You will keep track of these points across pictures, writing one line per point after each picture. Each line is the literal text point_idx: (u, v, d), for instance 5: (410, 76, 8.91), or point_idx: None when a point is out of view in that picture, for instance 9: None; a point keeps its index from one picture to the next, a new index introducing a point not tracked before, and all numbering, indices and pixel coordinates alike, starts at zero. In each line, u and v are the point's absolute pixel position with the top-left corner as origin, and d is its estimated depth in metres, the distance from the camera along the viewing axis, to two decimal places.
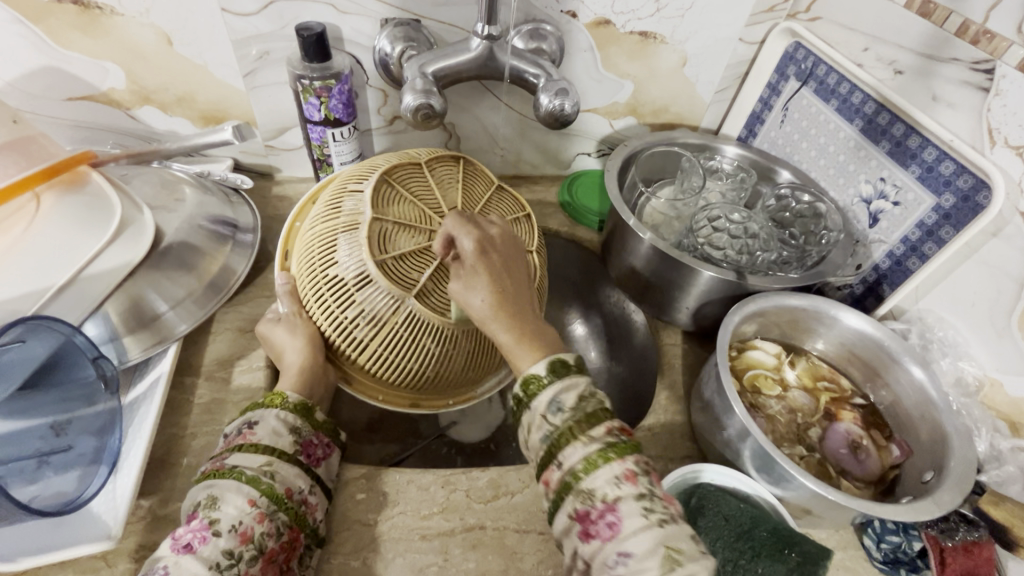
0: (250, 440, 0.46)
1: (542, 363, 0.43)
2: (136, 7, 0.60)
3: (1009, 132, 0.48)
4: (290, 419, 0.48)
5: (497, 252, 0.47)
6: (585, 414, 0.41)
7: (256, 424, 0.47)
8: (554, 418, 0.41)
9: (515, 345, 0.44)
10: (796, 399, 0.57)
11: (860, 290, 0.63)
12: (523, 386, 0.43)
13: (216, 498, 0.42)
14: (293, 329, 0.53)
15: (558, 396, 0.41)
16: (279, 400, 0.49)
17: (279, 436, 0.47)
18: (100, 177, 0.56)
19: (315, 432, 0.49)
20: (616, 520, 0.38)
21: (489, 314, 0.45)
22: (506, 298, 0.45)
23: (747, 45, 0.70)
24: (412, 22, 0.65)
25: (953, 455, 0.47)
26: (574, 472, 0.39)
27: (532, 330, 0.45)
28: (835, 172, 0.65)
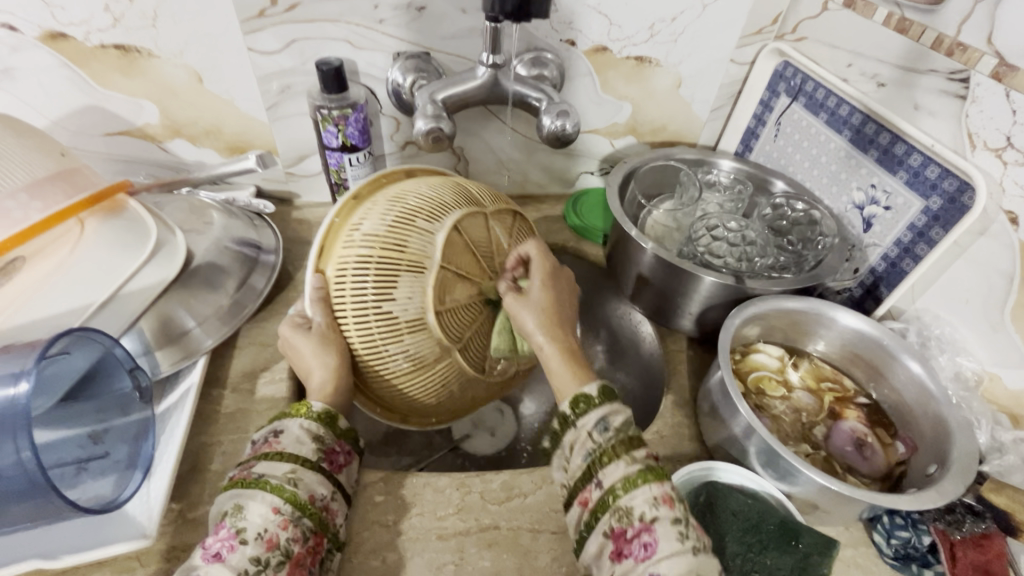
0: (275, 449, 0.48)
1: (592, 386, 0.49)
2: (171, 50, 0.66)
3: (987, 135, 0.51)
4: (313, 428, 0.50)
5: (550, 282, 0.57)
6: (627, 438, 0.46)
7: (280, 434, 0.49)
8: (598, 438, 0.46)
9: (565, 371, 0.52)
10: (801, 399, 0.59)
11: (859, 293, 0.65)
12: (572, 405, 0.49)
13: (242, 506, 0.44)
14: (320, 348, 0.53)
15: (607, 417, 0.47)
16: (304, 410, 0.51)
17: (302, 443, 0.49)
18: (137, 204, 0.60)
19: (337, 440, 0.51)
20: (650, 541, 0.41)
21: (541, 337, 0.53)
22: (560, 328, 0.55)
23: (739, 66, 0.75)
24: (422, 54, 0.70)
25: (955, 446, 0.48)
26: (613, 490, 0.44)
27: (575, 355, 0.53)
28: (827, 181, 0.68)
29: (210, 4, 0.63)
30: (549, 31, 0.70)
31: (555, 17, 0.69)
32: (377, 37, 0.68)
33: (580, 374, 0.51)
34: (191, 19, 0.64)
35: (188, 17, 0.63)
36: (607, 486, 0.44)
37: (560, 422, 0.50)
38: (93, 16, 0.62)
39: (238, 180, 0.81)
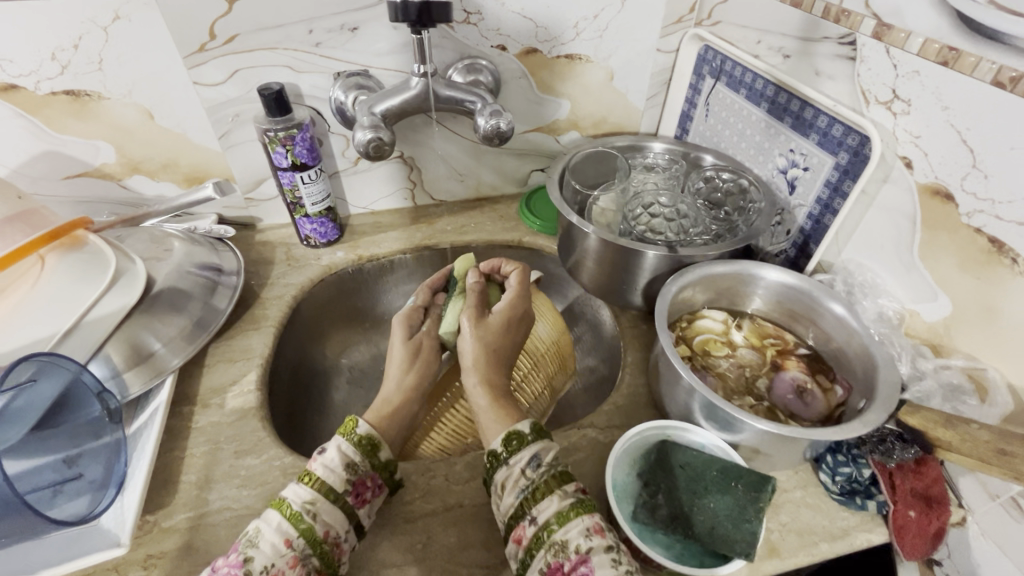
0: (312, 469, 0.48)
1: (526, 423, 0.50)
2: (120, 91, 0.69)
3: (877, 91, 0.54)
4: (351, 453, 0.49)
5: (512, 323, 0.61)
6: (559, 472, 0.47)
7: (323, 450, 0.50)
8: (531, 473, 0.47)
9: (491, 413, 0.53)
10: (744, 356, 0.62)
11: (794, 253, 0.69)
12: (506, 441, 0.49)
13: (258, 532, 0.45)
14: (406, 359, 0.59)
15: (538, 452, 0.48)
16: (349, 429, 0.51)
17: (334, 469, 0.48)
18: (97, 238, 0.63)
19: (370, 473, 0.50)
20: (587, 571, 0.41)
21: (473, 367, 0.56)
22: (497, 365, 0.57)
23: (665, 54, 0.81)
24: (361, 72, 0.74)
25: (880, 380, 0.51)
26: (547, 525, 0.44)
27: (501, 399, 0.54)
28: (754, 151, 0.72)
29: (153, 43, 0.66)
30: (479, 39, 0.74)
31: (482, 24, 0.73)
32: (315, 59, 0.72)
33: (505, 418, 0.52)
34: (137, 60, 0.67)
35: (133, 58, 0.67)
36: (542, 523, 0.44)
37: (492, 458, 0.49)
38: (41, 65, 0.65)
39: (200, 211, 0.84)
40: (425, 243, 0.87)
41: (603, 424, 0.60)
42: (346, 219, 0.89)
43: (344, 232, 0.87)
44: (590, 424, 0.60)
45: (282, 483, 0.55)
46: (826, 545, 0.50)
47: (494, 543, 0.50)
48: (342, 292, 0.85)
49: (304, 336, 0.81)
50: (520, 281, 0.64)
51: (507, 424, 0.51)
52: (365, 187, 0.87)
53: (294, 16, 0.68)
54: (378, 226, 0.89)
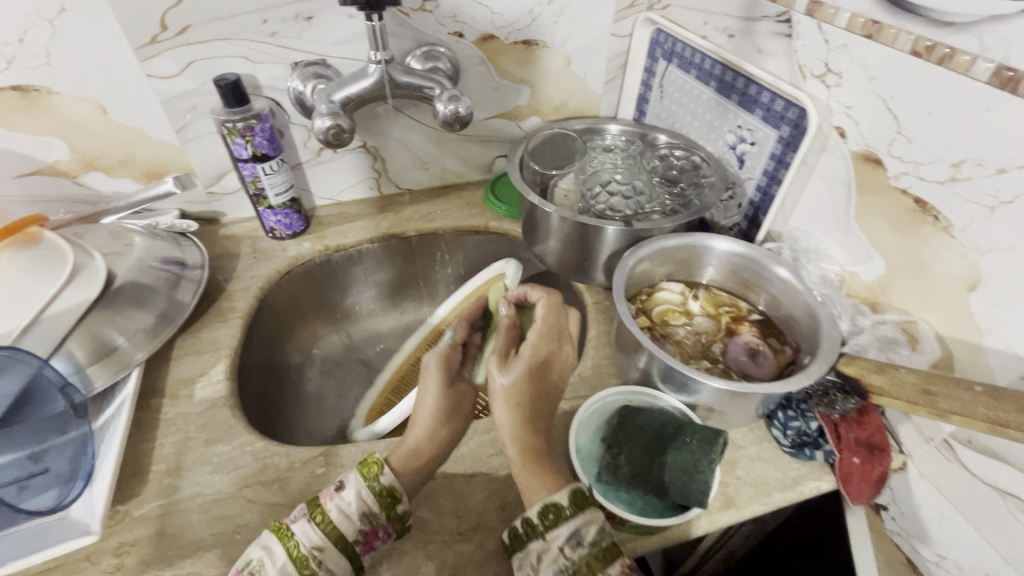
0: (325, 507, 0.46)
1: (565, 492, 0.45)
2: (70, 85, 0.68)
3: (812, 65, 0.57)
4: (368, 502, 0.47)
5: (548, 369, 0.54)
6: (602, 550, 0.43)
7: (341, 489, 0.48)
8: (571, 552, 0.43)
9: (528, 479, 0.48)
10: (701, 324, 0.65)
11: (746, 225, 0.72)
12: (543, 513, 0.45)
13: (262, 564, 0.44)
14: (441, 408, 0.54)
15: (580, 531, 0.44)
16: (371, 474, 0.48)
17: (348, 515, 0.46)
18: (53, 235, 0.63)
19: (383, 522, 0.47)
20: None
21: (508, 424, 0.51)
22: (532, 422, 0.51)
23: (620, 38, 0.83)
24: (319, 62, 0.74)
25: (823, 337, 0.54)
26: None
27: (538, 462, 0.49)
28: (705, 129, 0.75)
29: (101, 36, 0.66)
30: (436, 26, 0.75)
31: (438, 11, 0.74)
32: (271, 49, 0.72)
33: (544, 485, 0.47)
34: (86, 53, 0.66)
35: (82, 51, 0.66)
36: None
37: (526, 525, 0.46)
38: None
39: (161, 206, 0.83)
40: (393, 231, 0.87)
41: (570, 395, 0.62)
42: (311, 211, 0.89)
43: (310, 224, 0.87)
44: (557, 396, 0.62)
45: (254, 467, 0.56)
46: (778, 494, 0.53)
47: (466, 511, 0.52)
48: (311, 283, 0.86)
49: (274, 327, 0.82)
50: (547, 317, 0.55)
51: (546, 491, 0.47)
52: (329, 178, 0.87)
53: (247, 6, 0.68)
54: (344, 216, 0.89)
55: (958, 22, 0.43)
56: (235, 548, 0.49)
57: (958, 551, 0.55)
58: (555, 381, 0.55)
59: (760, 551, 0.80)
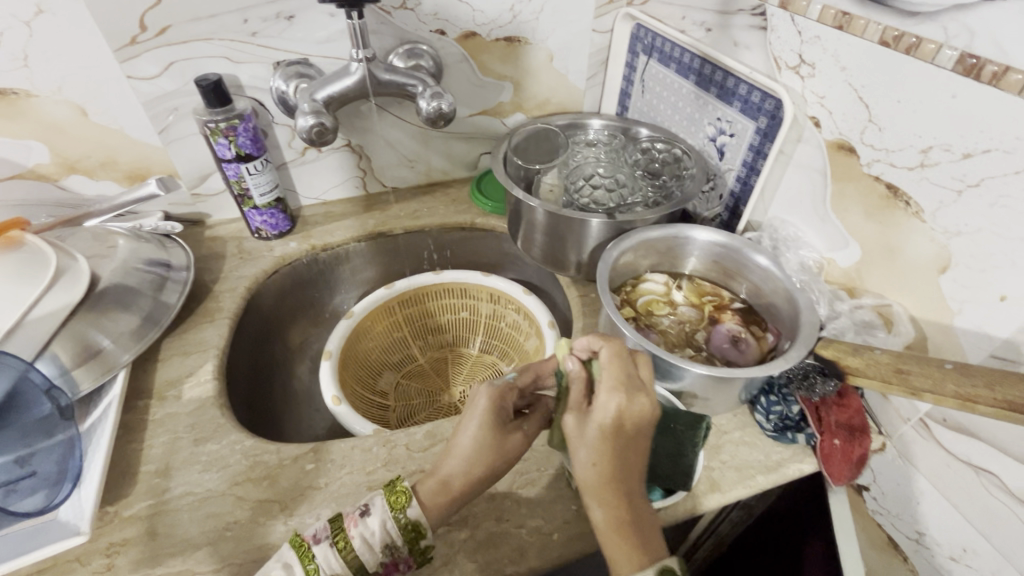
0: (349, 533, 0.46)
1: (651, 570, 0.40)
2: (49, 87, 0.68)
3: (787, 57, 0.59)
4: (392, 533, 0.46)
5: (628, 431, 0.44)
6: None
7: (366, 515, 0.46)
8: None
9: (614, 545, 0.43)
10: (684, 313, 0.66)
11: (727, 215, 0.73)
12: None
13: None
14: (485, 450, 0.48)
15: None
16: (400, 506, 0.47)
17: (370, 544, 0.45)
18: (36, 239, 0.63)
19: (405, 556, 0.47)
20: None
21: (591, 484, 0.44)
22: (616, 483, 0.44)
23: (601, 34, 0.84)
24: (301, 61, 0.75)
25: (802, 322, 0.55)
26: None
27: (626, 532, 0.43)
28: (686, 122, 0.76)
29: (79, 38, 0.65)
30: (417, 24, 0.76)
31: (419, 9, 0.74)
32: (253, 49, 0.72)
33: (628, 555, 0.42)
34: (65, 55, 0.66)
35: (60, 53, 0.65)
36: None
37: None
38: None
39: (145, 209, 0.82)
40: (379, 229, 0.88)
41: None
42: (297, 211, 0.89)
43: (297, 224, 0.87)
44: None
45: (244, 465, 0.56)
46: (762, 476, 0.54)
47: None
48: (299, 283, 0.86)
49: (262, 327, 0.82)
50: (614, 372, 0.46)
51: (629, 563, 0.41)
52: (315, 178, 0.87)
53: (227, 6, 0.68)
54: (330, 215, 0.89)
55: (922, 12, 0.44)
56: (225, 546, 0.50)
57: (937, 527, 0.56)
58: (639, 444, 0.45)
59: (752, 532, 0.81)
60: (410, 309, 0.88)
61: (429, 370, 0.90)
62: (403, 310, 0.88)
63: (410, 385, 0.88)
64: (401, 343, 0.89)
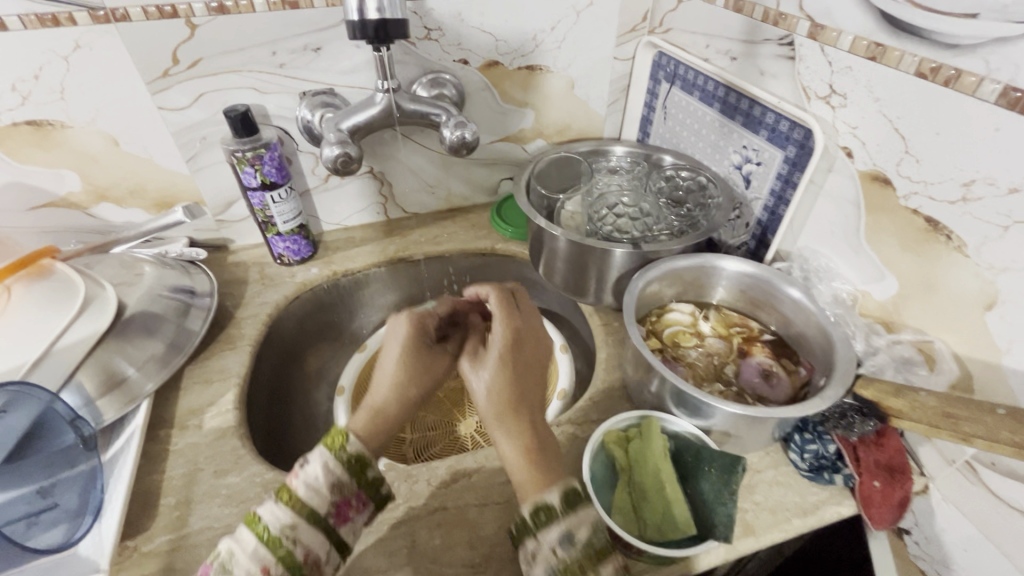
0: (291, 484, 0.46)
1: (556, 492, 0.43)
2: (83, 118, 0.69)
3: (816, 87, 0.58)
4: (336, 471, 0.47)
5: (519, 347, 0.53)
6: (593, 550, 0.41)
7: (306, 464, 0.46)
8: (563, 553, 0.41)
9: (521, 467, 0.46)
10: (712, 345, 0.64)
11: (754, 244, 0.72)
12: (533, 514, 0.42)
13: (232, 556, 0.43)
14: (406, 372, 0.55)
15: (569, 531, 0.41)
16: (337, 445, 0.48)
17: (317, 489, 0.46)
18: (65, 266, 0.63)
19: (354, 493, 0.47)
20: None
21: (490, 412, 0.49)
22: (518, 409, 0.49)
23: (622, 62, 0.85)
24: (326, 91, 0.76)
25: (838, 358, 0.53)
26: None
27: (533, 454, 0.46)
28: (710, 150, 0.75)
29: (113, 71, 0.67)
30: (441, 54, 0.76)
31: (443, 40, 0.75)
32: (279, 80, 0.73)
33: (539, 478, 0.44)
34: (98, 88, 0.67)
35: (95, 86, 0.67)
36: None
37: (520, 529, 0.43)
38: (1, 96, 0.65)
39: (170, 235, 0.84)
40: (400, 255, 0.88)
41: (581, 420, 0.61)
42: (319, 236, 0.90)
43: (318, 249, 0.88)
44: (568, 421, 0.61)
45: (262, 499, 0.55)
46: (798, 520, 0.52)
47: (479, 542, 0.51)
48: (320, 308, 0.86)
49: (283, 353, 0.82)
50: (502, 305, 0.55)
51: (540, 486, 0.44)
52: (336, 205, 0.88)
53: (256, 39, 0.69)
54: (351, 240, 0.90)
55: (963, 44, 0.43)
56: None
57: None
58: (528, 365, 0.52)
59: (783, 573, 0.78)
60: None
61: (445, 401, 0.89)
62: None
63: (427, 418, 0.87)
64: None
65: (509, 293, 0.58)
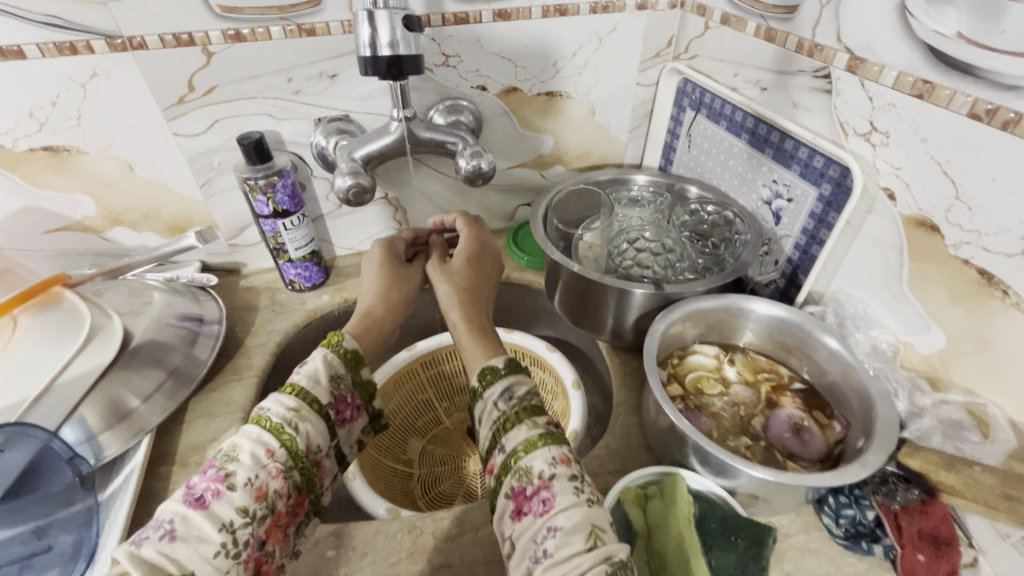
0: (293, 379, 0.51)
1: (500, 359, 0.52)
2: (99, 144, 0.69)
3: (855, 123, 0.54)
4: (335, 366, 0.53)
5: (476, 265, 0.65)
6: (528, 405, 0.48)
7: (305, 362, 0.52)
8: (503, 405, 0.48)
9: (472, 346, 0.55)
10: (738, 393, 0.60)
11: (784, 283, 0.68)
12: (481, 377, 0.51)
13: (237, 448, 0.45)
14: (388, 280, 0.63)
15: (511, 386, 0.49)
16: (334, 342, 0.55)
17: (317, 382, 0.51)
18: (73, 295, 0.63)
19: (349, 391, 0.54)
20: (549, 496, 0.41)
21: (451, 302, 0.61)
22: (473, 305, 0.61)
23: (645, 87, 0.82)
24: (342, 117, 0.74)
25: (878, 418, 0.49)
26: (514, 452, 0.45)
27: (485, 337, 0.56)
28: (737, 182, 0.72)
29: (130, 98, 0.66)
30: (459, 80, 0.74)
31: (461, 66, 0.73)
32: (295, 106, 0.72)
33: (487, 350, 0.54)
34: (115, 114, 0.67)
35: (111, 113, 0.67)
36: (509, 449, 0.45)
37: (472, 395, 0.52)
38: (18, 123, 0.65)
39: (183, 258, 0.83)
40: None
41: (596, 471, 0.58)
42: (331, 261, 0.89)
43: (330, 274, 0.86)
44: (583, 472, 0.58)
45: None
46: None
47: None
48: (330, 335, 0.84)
49: None
50: (467, 226, 0.69)
51: (488, 356, 0.54)
52: (350, 230, 0.87)
53: (272, 67, 0.68)
54: None
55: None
56: None
57: None
58: (484, 274, 0.65)
59: None
60: (433, 370, 0.86)
61: (454, 433, 0.87)
62: (427, 373, 0.85)
63: (435, 451, 0.85)
64: (420, 401, 0.86)
65: (474, 219, 0.70)
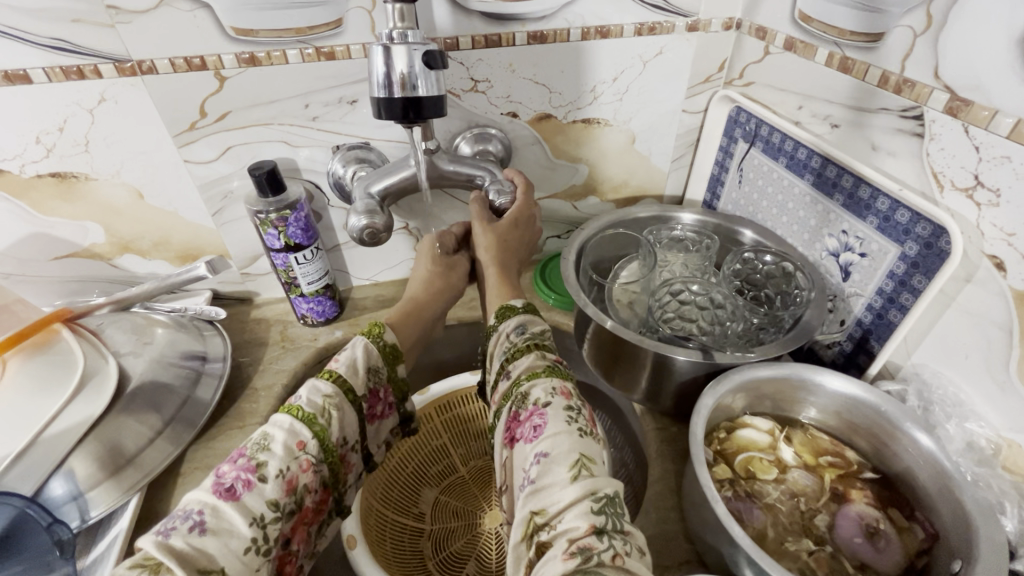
0: (332, 366, 0.50)
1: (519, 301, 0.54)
2: (108, 171, 0.65)
3: (953, 174, 0.46)
4: (375, 358, 0.53)
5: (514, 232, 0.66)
6: (540, 341, 0.49)
7: (345, 351, 0.52)
8: (517, 337, 0.50)
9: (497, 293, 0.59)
10: (798, 481, 0.52)
11: (851, 347, 0.59)
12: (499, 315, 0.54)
13: (269, 438, 0.44)
14: (432, 272, 0.66)
15: (523, 322, 0.51)
16: (375, 333, 0.54)
17: (353, 372, 0.50)
18: (69, 335, 0.60)
19: (384, 385, 0.54)
20: (540, 421, 0.41)
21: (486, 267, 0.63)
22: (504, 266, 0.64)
23: (692, 114, 0.75)
24: (362, 145, 0.69)
25: (980, 540, 0.41)
26: (518, 378, 0.46)
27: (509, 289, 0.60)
28: (796, 228, 0.64)
29: (139, 123, 0.62)
30: (488, 107, 0.68)
31: (491, 92, 0.67)
32: (311, 133, 0.67)
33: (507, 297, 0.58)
34: (124, 140, 0.63)
35: (120, 139, 0.63)
36: (514, 376, 0.46)
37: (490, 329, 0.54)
38: (25, 149, 0.61)
39: (194, 287, 0.79)
40: None
41: None
42: (347, 292, 0.83)
43: (345, 307, 0.81)
44: None
45: None
46: None
47: None
48: None
49: None
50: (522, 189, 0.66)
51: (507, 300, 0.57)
52: (367, 260, 0.81)
53: (288, 92, 0.63)
54: (381, 299, 0.82)
55: None
56: None
57: None
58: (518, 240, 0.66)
59: None
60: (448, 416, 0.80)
61: (471, 484, 0.80)
62: (442, 418, 0.80)
63: (450, 503, 0.78)
64: (435, 447, 0.80)
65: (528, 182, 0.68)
